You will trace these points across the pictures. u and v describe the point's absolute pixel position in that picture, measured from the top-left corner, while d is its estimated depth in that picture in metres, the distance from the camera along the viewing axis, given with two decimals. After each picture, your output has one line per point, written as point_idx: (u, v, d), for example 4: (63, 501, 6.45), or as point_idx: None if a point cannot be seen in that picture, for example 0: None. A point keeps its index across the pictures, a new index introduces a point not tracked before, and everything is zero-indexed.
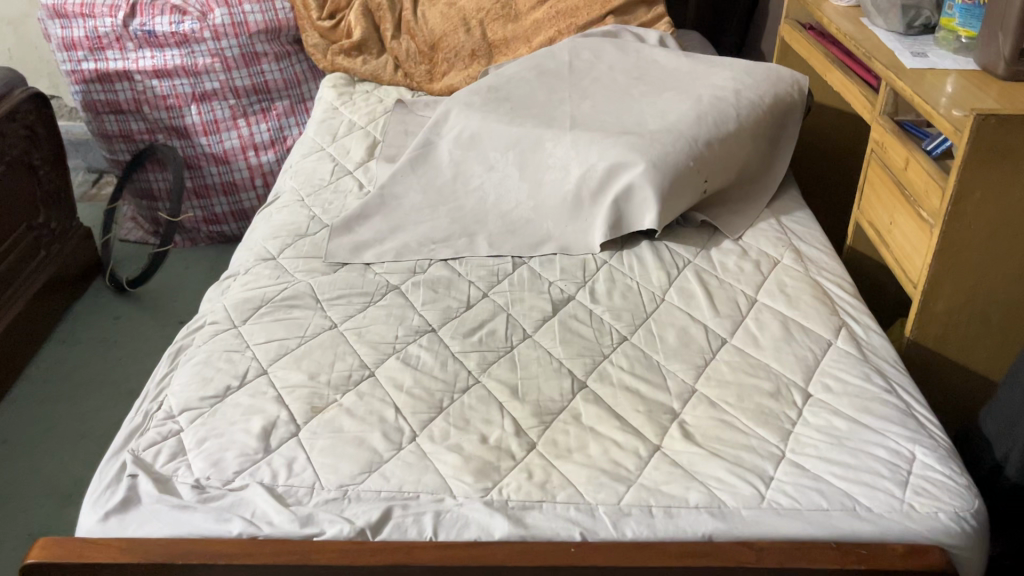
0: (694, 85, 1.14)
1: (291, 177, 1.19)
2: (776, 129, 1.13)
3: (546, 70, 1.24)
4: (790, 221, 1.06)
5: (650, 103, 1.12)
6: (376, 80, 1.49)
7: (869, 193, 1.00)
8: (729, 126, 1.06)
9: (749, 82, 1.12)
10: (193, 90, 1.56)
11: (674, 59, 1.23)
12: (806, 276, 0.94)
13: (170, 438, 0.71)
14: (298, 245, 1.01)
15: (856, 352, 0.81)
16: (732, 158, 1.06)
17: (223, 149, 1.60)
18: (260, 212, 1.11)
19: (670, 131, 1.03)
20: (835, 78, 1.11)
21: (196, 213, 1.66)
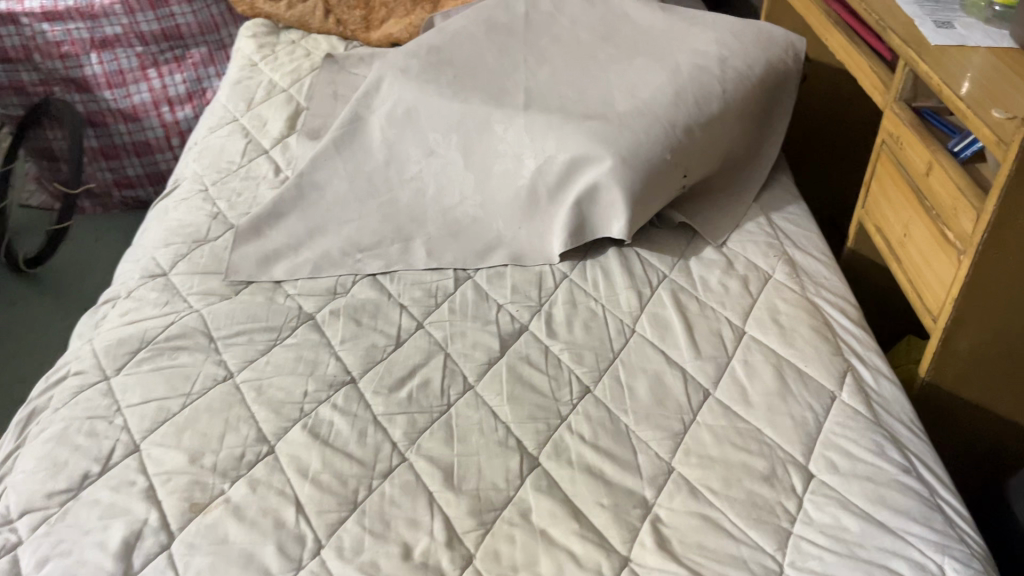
0: (671, 50, 0.97)
1: (195, 158, 1.00)
2: (767, 104, 0.96)
3: (496, 25, 1.05)
4: (782, 219, 0.90)
5: (619, 72, 0.94)
6: (303, 27, 1.28)
7: (877, 192, 0.84)
8: (713, 105, 0.89)
9: (735, 47, 0.95)
10: (91, 36, 1.34)
11: (647, 15, 1.05)
12: (804, 299, 0.79)
13: (3, 558, 0.57)
14: (195, 256, 0.83)
15: (866, 411, 0.67)
16: (716, 145, 0.89)
17: (131, 104, 1.40)
18: (156, 207, 0.93)
19: (641, 115, 0.86)
20: (838, 44, 0.93)
21: (106, 176, 1.46)
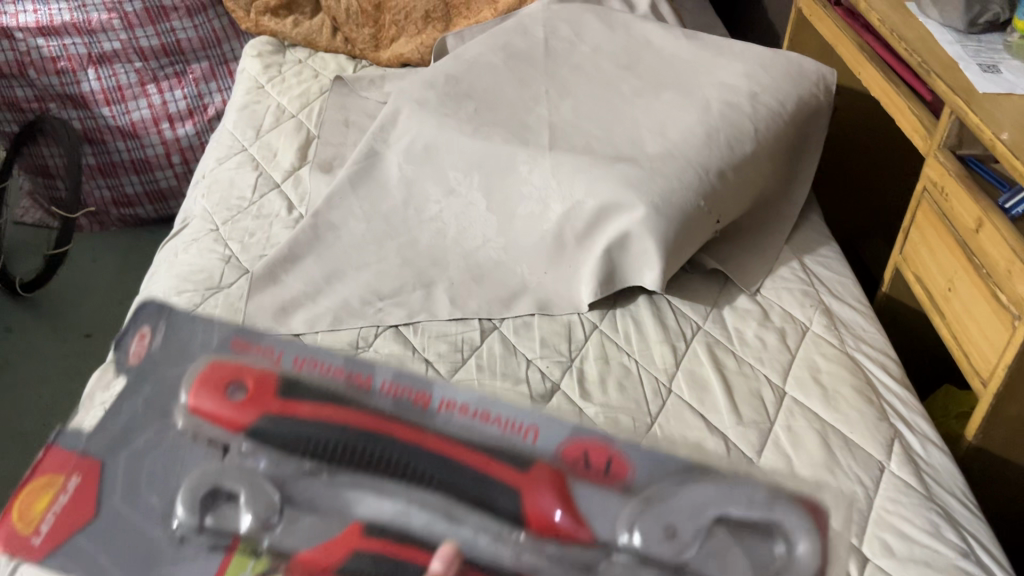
0: (699, 83, 0.93)
1: (203, 194, 0.96)
2: (798, 141, 0.93)
3: (515, 53, 1.02)
4: (815, 262, 0.87)
5: (645, 108, 0.91)
6: (310, 45, 1.25)
7: (916, 239, 0.81)
8: (746, 146, 0.86)
9: (766, 82, 0.92)
10: (88, 52, 1.29)
11: (672, 43, 1.01)
12: (845, 355, 0.76)
13: None
14: (208, 306, 0.80)
15: (917, 485, 0.64)
16: (748, 186, 0.86)
17: (130, 121, 1.35)
18: (165, 248, 0.90)
19: (672, 158, 0.83)
20: (873, 81, 0.90)
21: (104, 194, 1.42)
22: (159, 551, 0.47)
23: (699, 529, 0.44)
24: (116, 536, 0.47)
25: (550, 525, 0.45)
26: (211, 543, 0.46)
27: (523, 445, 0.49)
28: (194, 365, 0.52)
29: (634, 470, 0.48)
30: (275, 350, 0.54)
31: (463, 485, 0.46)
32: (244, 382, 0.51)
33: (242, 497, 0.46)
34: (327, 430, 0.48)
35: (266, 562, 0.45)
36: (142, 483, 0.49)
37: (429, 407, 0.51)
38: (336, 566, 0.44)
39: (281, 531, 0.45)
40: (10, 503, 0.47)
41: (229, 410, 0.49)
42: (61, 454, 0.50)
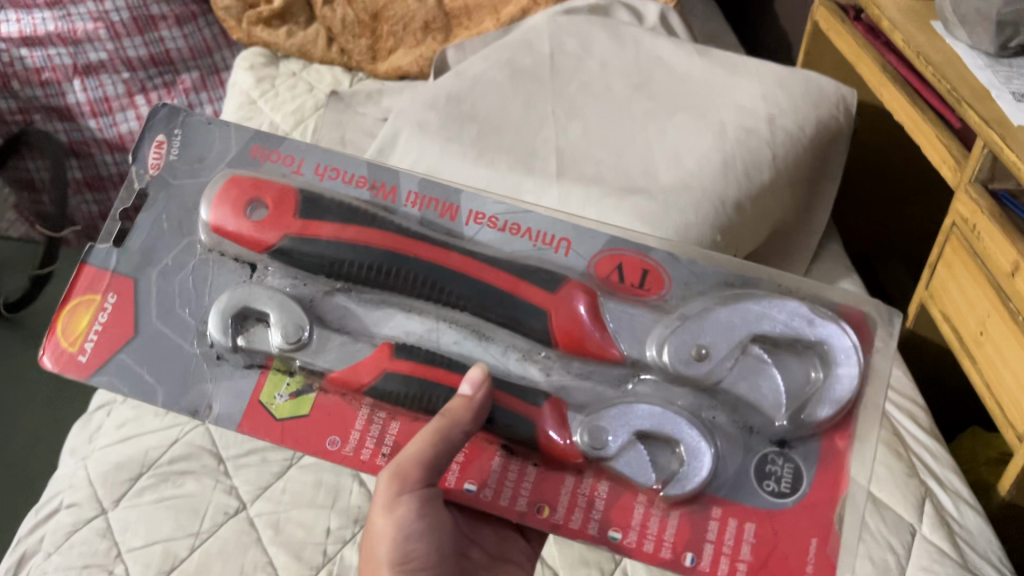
0: (714, 105, 0.89)
1: None
2: (819, 165, 0.88)
3: (520, 69, 0.97)
4: None
5: (657, 132, 0.87)
6: (305, 57, 1.20)
7: (945, 276, 0.77)
8: (764, 174, 0.81)
9: (784, 104, 0.87)
10: (74, 62, 1.24)
11: (685, 59, 0.97)
12: None
13: None
14: None
15: (952, 552, 0.61)
16: (766, 216, 0.82)
17: (118, 134, 1.30)
18: None
19: (687, 189, 0.78)
20: (896, 104, 0.86)
21: (92, 208, 1.38)
22: (196, 365, 0.60)
23: (731, 357, 0.58)
24: (149, 350, 0.60)
25: (577, 341, 0.60)
26: (244, 363, 0.60)
27: (555, 257, 0.63)
28: (217, 182, 0.64)
29: (669, 283, 0.61)
30: (295, 160, 0.65)
31: (491, 300, 0.61)
32: (265, 197, 0.63)
33: (272, 318, 0.59)
34: (346, 251, 0.61)
35: (300, 377, 0.59)
36: (176, 299, 0.61)
37: (454, 221, 0.64)
38: (370, 383, 0.59)
39: (311, 353, 0.59)
40: (55, 319, 0.61)
41: (255, 229, 0.62)
42: (97, 272, 0.62)
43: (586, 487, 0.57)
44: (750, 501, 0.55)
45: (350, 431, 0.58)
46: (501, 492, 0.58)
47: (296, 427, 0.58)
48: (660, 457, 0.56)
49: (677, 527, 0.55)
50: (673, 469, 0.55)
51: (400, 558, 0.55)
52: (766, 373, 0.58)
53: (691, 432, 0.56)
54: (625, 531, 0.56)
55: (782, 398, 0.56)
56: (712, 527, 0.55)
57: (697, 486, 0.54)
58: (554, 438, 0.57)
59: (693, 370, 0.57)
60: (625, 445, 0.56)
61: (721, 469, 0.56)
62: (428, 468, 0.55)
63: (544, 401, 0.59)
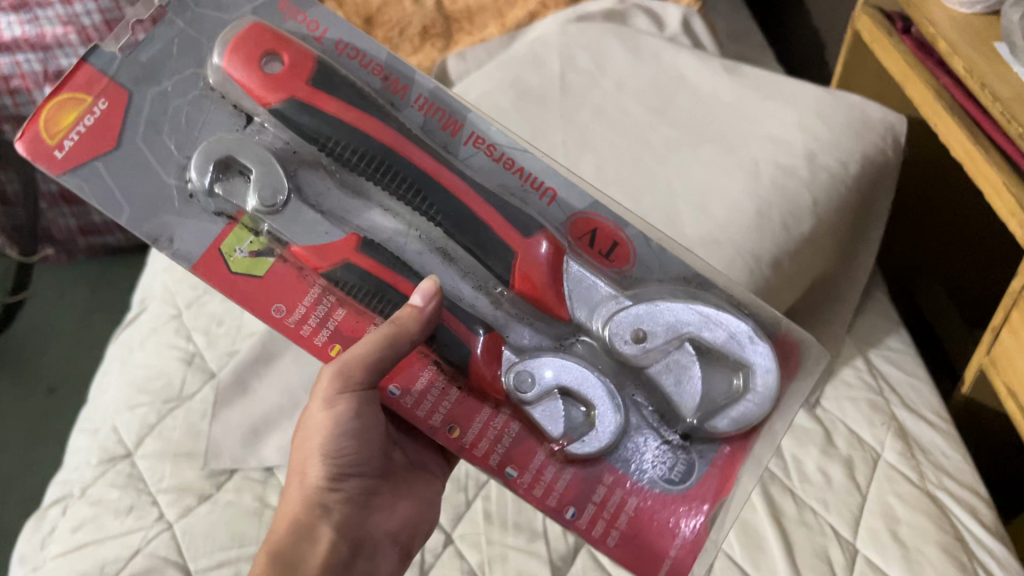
0: (745, 137, 0.78)
1: (165, 265, 0.82)
2: (864, 206, 0.79)
3: (527, 90, 0.87)
4: (882, 357, 0.74)
5: (682, 169, 0.77)
6: None
7: (1007, 344, 0.68)
8: (804, 224, 0.72)
9: (825, 136, 0.77)
10: (44, 69, 1.14)
11: (711, 78, 0.86)
12: (927, 496, 0.63)
13: None
14: (166, 428, 0.67)
15: None
16: (806, 271, 0.73)
17: None
18: (118, 339, 0.77)
19: (717, 245, 0.69)
20: (952, 136, 0.76)
21: (69, 222, 1.27)
22: (168, 198, 0.48)
23: (666, 349, 0.52)
24: (132, 173, 0.47)
25: (535, 290, 0.53)
26: (214, 210, 0.49)
27: (536, 204, 0.54)
28: (236, 25, 0.50)
29: (636, 259, 0.54)
30: (320, 25, 0.52)
31: (476, 223, 0.52)
32: (281, 49, 0.50)
33: (253, 177, 0.49)
34: (348, 134, 0.50)
35: (264, 239, 0.49)
36: (167, 125, 0.48)
37: (454, 137, 0.53)
38: (326, 269, 0.49)
39: (284, 220, 0.49)
40: (36, 108, 0.46)
41: (259, 84, 0.49)
42: (94, 72, 0.47)
43: (508, 425, 0.51)
44: (640, 481, 0.51)
45: (298, 303, 0.49)
46: (421, 403, 0.51)
47: (246, 288, 0.48)
48: (575, 415, 0.51)
49: (569, 481, 0.51)
50: (581, 429, 0.50)
51: (331, 452, 0.50)
52: (692, 372, 0.52)
53: (610, 400, 0.50)
54: (522, 471, 0.50)
55: (698, 398, 0.51)
56: (599, 493, 0.50)
57: (597, 453, 0.50)
58: (483, 372, 0.51)
59: (624, 348, 0.52)
60: (546, 393, 0.50)
61: (626, 441, 0.51)
62: (368, 374, 0.48)
63: (483, 332, 0.52)
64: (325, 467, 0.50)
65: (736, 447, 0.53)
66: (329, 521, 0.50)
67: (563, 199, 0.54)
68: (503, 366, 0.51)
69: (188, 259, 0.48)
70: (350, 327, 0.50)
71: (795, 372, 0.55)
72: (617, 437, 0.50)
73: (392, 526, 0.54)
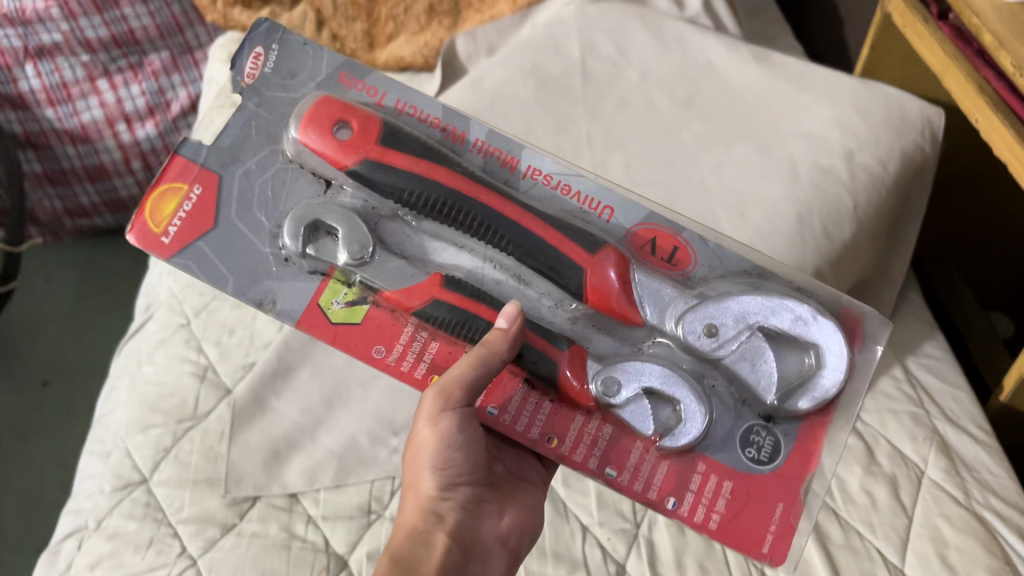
0: (779, 134, 0.75)
1: (169, 269, 0.78)
2: (901, 204, 0.76)
3: (546, 80, 0.82)
4: (920, 365, 0.72)
5: (715, 170, 0.74)
6: None
7: None
8: (845, 230, 0.69)
9: (863, 133, 0.74)
10: (24, 45, 1.07)
11: (741, 68, 0.82)
12: (975, 518, 0.61)
13: None
14: (182, 453, 0.64)
15: None
16: (846, 279, 0.70)
17: (80, 124, 1.16)
18: (126, 350, 0.74)
19: None
20: (996, 135, 0.72)
21: (54, 204, 1.25)
22: (266, 263, 0.51)
23: (739, 338, 0.49)
24: (230, 245, 0.51)
25: (609, 306, 0.51)
26: (308, 270, 0.51)
27: (597, 223, 0.53)
28: (305, 103, 0.53)
29: (695, 259, 0.52)
30: (379, 90, 0.55)
31: (550, 246, 0.52)
32: (351, 117, 0.52)
33: (341, 234, 0.51)
34: (421, 184, 0.51)
35: (358, 289, 0.51)
36: (256, 199, 0.52)
37: (513, 173, 0.54)
38: (417, 307, 0.50)
39: (373, 269, 0.51)
40: (142, 201, 0.51)
41: (334, 149, 0.52)
42: (186, 162, 0.52)
43: (602, 428, 0.50)
44: (736, 465, 0.48)
45: (394, 342, 0.50)
46: (519, 418, 0.50)
47: (348, 336, 0.50)
48: (663, 414, 0.49)
49: (666, 473, 0.49)
50: (670, 425, 0.48)
51: (440, 463, 0.49)
52: (766, 356, 0.49)
53: (690, 393, 0.48)
54: (621, 470, 0.49)
55: (775, 382, 0.48)
56: (695, 481, 0.48)
57: (686, 445, 0.48)
58: (573, 383, 0.50)
59: (700, 346, 0.50)
60: (632, 398, 0.48)
61: (716, 430, 0.49)
62: (468, 393, 0.48)
63: (565, 346, 0.51)
64: (436, 477, 0.48)
65: (818, 424, 0.49)
66: (444, 529, 0.47)
67: (619, 217, 0.53)
68: (587, 372, 0.50)
69: (292, 317, 0.50)
70: (445, 358, 0.51)
71: (865, 345, 0.51)
72: (705, 427, 0.48)
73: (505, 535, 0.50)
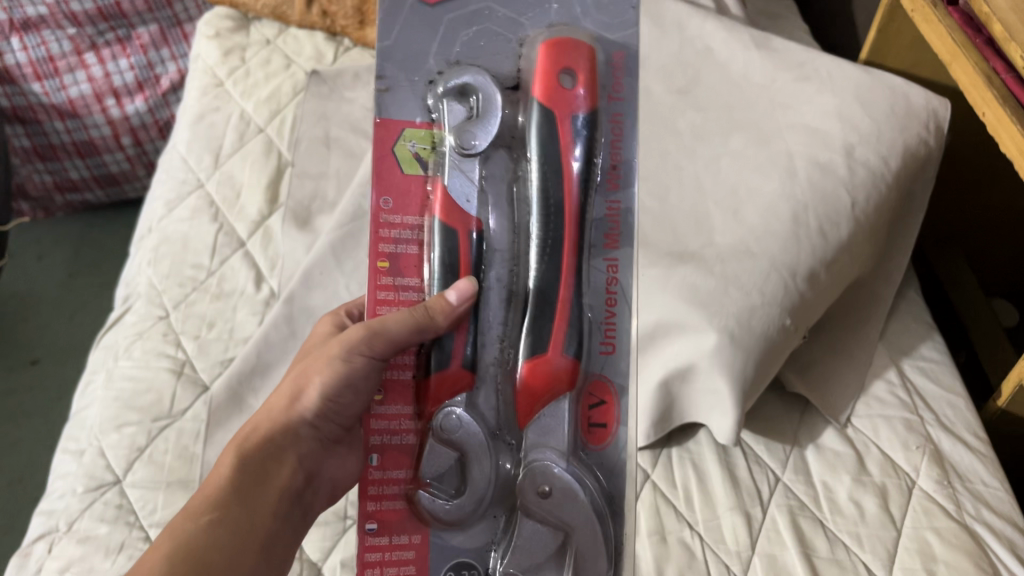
0: (778, 126, 0.72)
1: (149, 258, 0.76)
2: (902, 199, 0.73)
3: None
4: (916, 368, 0.70)
5: (709, 165, 0.71)
6: (281, 20, 0.95)
7: None
8: (841, 230, 0.66)
9: (865, 125, 0.70)
10: (9, 17, 1.06)
11: (741, 53, 0.79)
12: (966, 532, 0.60)
13: None
14: (155, 454, 0.63)
15: None
16: (841, 280, 0.68)
17: (67, 99, 1.14)
18: (104, 342, 0.72)
19: (749, 258, 0.64)
20: (1002, 129, 0.68)
21: (44, 178, 1.24)
22: (422, 63, 0.48)
23: (546, 517, 0.46)
24: (417, 25, 0.48)
25: (531, 390, 0.47)
26: (427, 103, 0.48)
27: (596, 346, 0.48)
28: (576, 33, 0.49)
29: (606, 449, 0.48)
30: (620, 99, 0.49)
31: (557, 287, 0.47)
32: (582, 67, 0.48)
33: (469, 120, 0.48)
34: (546, 168, 0.48)
35: (434, 156, 0.48)
36: (472, 30, 0.48)
37: (605, 248, 0.49)
38: (436, 219, 0.47)
39: (456, 164, 0.48)
40: None
41: (541, 83, 0.48)
42: None
43: (408, 434, 0.48)
44: (431, 568, 0.47)
45: (404, 213, 0.48)
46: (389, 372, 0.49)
47: (385, 169, 0.48)
48: (450, 466, 0.47)
49: (396, 508, 0.47)
50: (446, 486, 0.47)
51: (331, 393, 0.49)
52: (538, 547, 0.46)
53: (471, 496, 0.46)
54: (381, 467, 0.47)
55: (526, 555, 0.46)
56: (401, 538, 0.47)
57: (428, 512, 0.46)
58: (439, 397, 0.48)
59: (525, 487, 0.46)
60: (464, 437, 0.47)
61: (463, 525, 0.46)
62: (391, 345, 0.46)
63: (467, 365, 0.48)
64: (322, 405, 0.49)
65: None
66: (295, 452, 0.49)
67: (615, 359, 0.49)
68: (450, 398, 0.48)
69: (377, 109, 0.47)
70: (409, 266, 0.48)
71: None
72: (453, 518, 0.46)
73: (340, 475, 0.51)
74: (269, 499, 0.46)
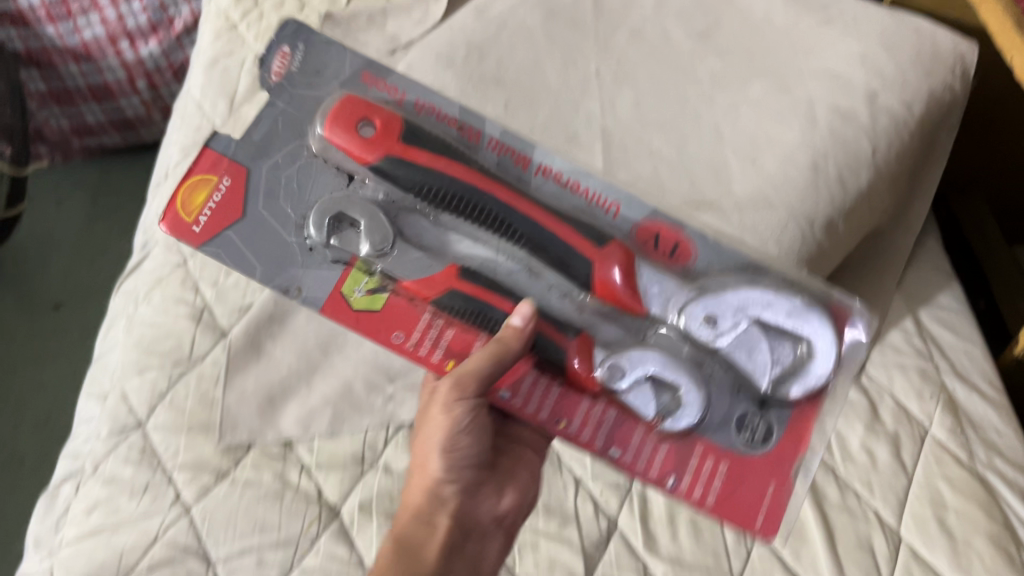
0: (800, 73, 0.71)
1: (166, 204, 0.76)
2: (925, 147, 0.72)
3: (557, 8, 0.77)
4: (936, 318, 0.69)
5: (728, 114, 0.70)
6: None
7: None
8: (862, 176, 0.65)
9: (890, 72, 0.69)
10: None
11: None
12: (978, 481, 0.60)
13: None
14: (177, 397, 0.64)
15: None
16: (859, 227, 0.67)
17: (81, 42, 1.13)
18: (125, 286, 0.73)
19: (767, 208, 0.64)
20: None
21: (61, 123, 1.24)
22: (290, 252, 0.51)
23: (735, 330, 0.49)
24: (260, 238, 0.51)
25: (613, 292, 0.51)
26: (332, 259, 0.51)
27: (604, 219, 0.53)
28: (329, 103, 0.53)
29: (695, 257, 0.52)
30: (399, 90, 0.56)
31: (550, 238, 0.51)
32: (373, 115, 0.52)
33: (363, 226, 0.50)
34: (438, 179, 0.51)
35: (378, 278, 0.51)
36: (282, 191, 0.52)
37: (525, 170, 0.54)
38: (433, 298, 0.51)
39: (394, 260, 0.51)
40: (171, 196, 0.51)
41: (359, 146, 0.51)
42: (216, 155, 0.52)
43: (606, 410, 0.50)
44: (726, 445, 0.49)
45: (413, 328, 0.51)
46: (528, 401, 0.52)
47: (369, 324, 0.51)
48: (662, 399, 0.49)
49: (663, 454, 0.49)
50: (668, 409, 0.49)
51: (448, 446, 0.51)
52: (761, 349, 0.49)
53: (690, 391, 0.48)
54: (624, 450, 0.50)
55: (769, 367, 0.49)
56: (692, 463, 0.49)
57: (677, 430, 0.49)
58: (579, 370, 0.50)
59: (697, 333, 0.49)
60: (635, 385, 0.49)
61: (711, 414, 0.49)
62: (480, 384, 0.48)
63: (572, 335, 0.51)
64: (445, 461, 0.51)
65: (809, 410, 0.50)
66: (447, 511, 0.51)
67: (626, 211, 0.53)
68: (595, 361, 0.50)
69: (316, 304, 0.51)
70: (462, 344, 0.52)
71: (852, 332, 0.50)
72: (701, 413, 0.48)
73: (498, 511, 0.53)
74: (429, 565, 0.49)
